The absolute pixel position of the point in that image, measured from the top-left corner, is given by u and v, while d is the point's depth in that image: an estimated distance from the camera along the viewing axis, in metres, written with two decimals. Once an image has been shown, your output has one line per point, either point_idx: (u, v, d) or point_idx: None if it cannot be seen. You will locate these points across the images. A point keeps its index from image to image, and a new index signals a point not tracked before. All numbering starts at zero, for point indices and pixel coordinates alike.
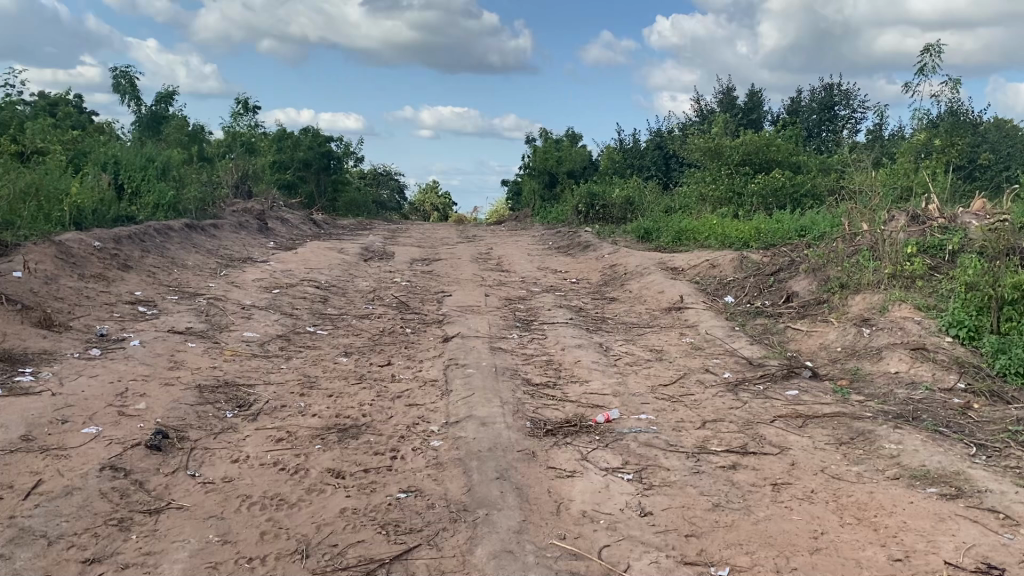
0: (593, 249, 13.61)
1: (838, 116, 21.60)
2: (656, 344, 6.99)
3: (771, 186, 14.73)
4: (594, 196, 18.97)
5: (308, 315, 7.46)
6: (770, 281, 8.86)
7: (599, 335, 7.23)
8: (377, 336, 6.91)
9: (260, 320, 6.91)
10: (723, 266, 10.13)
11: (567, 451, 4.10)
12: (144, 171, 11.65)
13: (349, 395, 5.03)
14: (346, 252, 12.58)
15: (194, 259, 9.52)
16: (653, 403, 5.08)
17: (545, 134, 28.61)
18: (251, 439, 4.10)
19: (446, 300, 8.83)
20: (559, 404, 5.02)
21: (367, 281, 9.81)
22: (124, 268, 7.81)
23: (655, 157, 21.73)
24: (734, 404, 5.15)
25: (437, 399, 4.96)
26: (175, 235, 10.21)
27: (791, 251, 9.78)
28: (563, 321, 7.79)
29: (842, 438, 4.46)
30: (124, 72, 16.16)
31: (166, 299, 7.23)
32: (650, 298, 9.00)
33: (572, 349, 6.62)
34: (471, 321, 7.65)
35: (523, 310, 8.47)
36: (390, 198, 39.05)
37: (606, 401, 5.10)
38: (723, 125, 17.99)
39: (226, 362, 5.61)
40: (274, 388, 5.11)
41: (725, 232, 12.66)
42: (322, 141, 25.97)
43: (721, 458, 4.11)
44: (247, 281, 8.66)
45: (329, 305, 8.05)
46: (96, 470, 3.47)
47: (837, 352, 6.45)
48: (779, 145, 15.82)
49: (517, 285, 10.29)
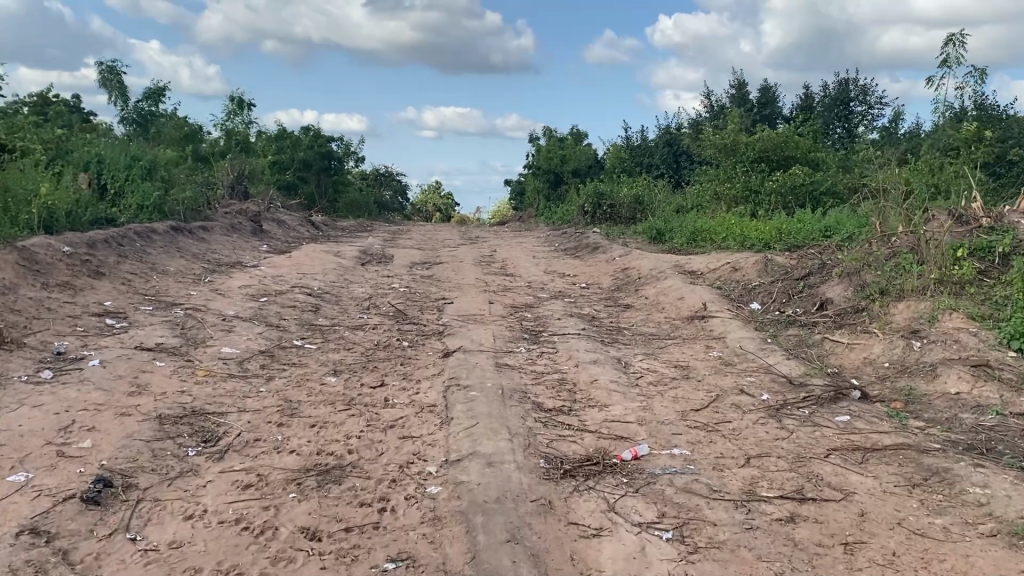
0: (603, 250, 12.93)
1: (854, 112, 20.99)
2: (681, 359, 6.29)
3: (790, 184, 14.08)
4: (601, 195, 18.27)
5: (296, 326, 6.78)
6: (799, 287, 8.19)
7: (616, 349, 6.56)
8: (371, 350, 6.24)
9: (241, 333, 6.22)
10: (746, 270, 9.45)
11: (591, 500, 3.42)
12: (129, 171, 10.98)
13: (336, 424, 4.35)
14: (342, 255, 11.91)
15: (177, 265, 8.85)
16: (686, 434, 4.42)
17: (550, 133, 27.99)
18: (213, 487, 3.43)
19: (447, 307, 8.16)
20: (577, 435, 4.35)
21: (363, 287, 9.14)
22: (97, 276, 7.14)
23: (663, 154, 20.94)
24: (778, 436, 4.46)
25: (438, 429, 4.28)
26: (159, 238, 9.55)
27: (819, 253, 9.10)
28: (576, 332, 7.12)
29: (913, 479, 3.77)
30: (111, 68, 15.45)
31: (139, 310, 6.55)
32: (669, 306, 8.32)
33: (587, 365, 5.94)
34: (475, 332, 6.98)
35: (531, 318, 7.79)
36: (393, 199, 38.37)
37: (631, 432, 4.43)
38: (737, 121, 17.33)
39: (198, 385, 4.94)
40: (249, 417, 4.43)
41: (743, 233, 12.03)
42: (323, 141, 25.30)
43: (776, 509, 3.44)
44: (233, 289, 7.99)
45: (320, 315, 7.37)
46: (11, 537, 2.82)
47: (884, 369, 5.76)
48: (797, 142, 15.14)
49: (523, 290, 9.62)
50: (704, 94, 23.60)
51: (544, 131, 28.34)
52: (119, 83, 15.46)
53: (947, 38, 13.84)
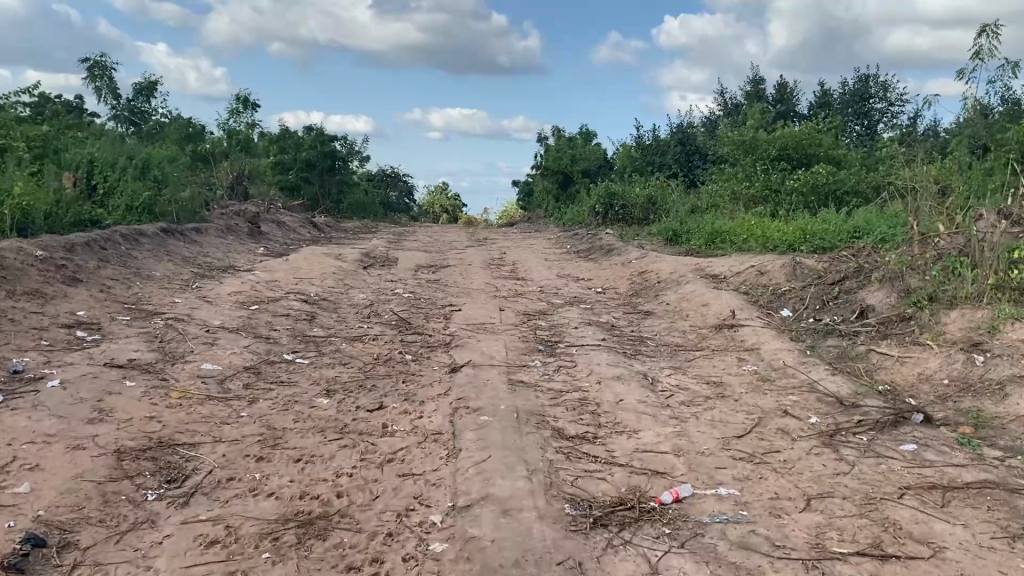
0: (617, 252, 12.31)
1: (874, 109, 20.41)
2: (714, 376, 5.66)
3: (814, 182, 13.42)
4: (613, 195, 17.69)
5: (287, 338, 6.17)
6: (834, 293, 7.57)
7: (640, 362, 5.95)
8: (370, 365, 5.63)
9: (226, 347, 5.61)
10: (773, 275, 8.82)
11: (629, 561, 2.82)
12: (120, 170, 10.37)
13: (327, 459, 3.74)
14: (343, 258, 11.30)
15: (165, 270, 8.25)
16: (732, 470, 3.81)
17: (560, 131, 27.41)
18: (169, 544, 2.84)
19: (454, 315, 7.55)
20: (606, 470, 3.73)
21: (364, 293, 8.54)
22: (72, 282, 6.54)
23: (676, 153, 20.29)
24: (838, 470, 3.83)
25: (444, 464, 3.67)
26: (147, 241, 8.96)
27: (853, 256, 8.47)
28: (595, 343, 6.50)
29: (1011, 529, 3.16)
30: (100, 63, 14.81)
31: (115, 321, 5.94)
32: (693, 313, 7.68)
33: (611, 382, 5.32)
34: (484, 344, 6.36)
35: (546, 327, 7.17)
36: (399, 201, 37.80)
37: (668, 467, 3.82)
38: (755, 118, 16.72)
39: (170, 409, 4.32)
40: (224, 449, 3.82)
41: (766, 233, 11.43)
42: (327, 140, 24.74)
43: (855, 571, 2.83)
44: (222, 296, 7.39)
45: (316, 324, 6.76)
46: None
47: (944, 388, 5.13)
48: (820, 139, 14.47)
49: (536, 295, 9.02)
50: (718, 92, 22.98)
51: (552, 131, 27.71)
52: (108, 80, 14.87)
53: (980, 29, 13.24)
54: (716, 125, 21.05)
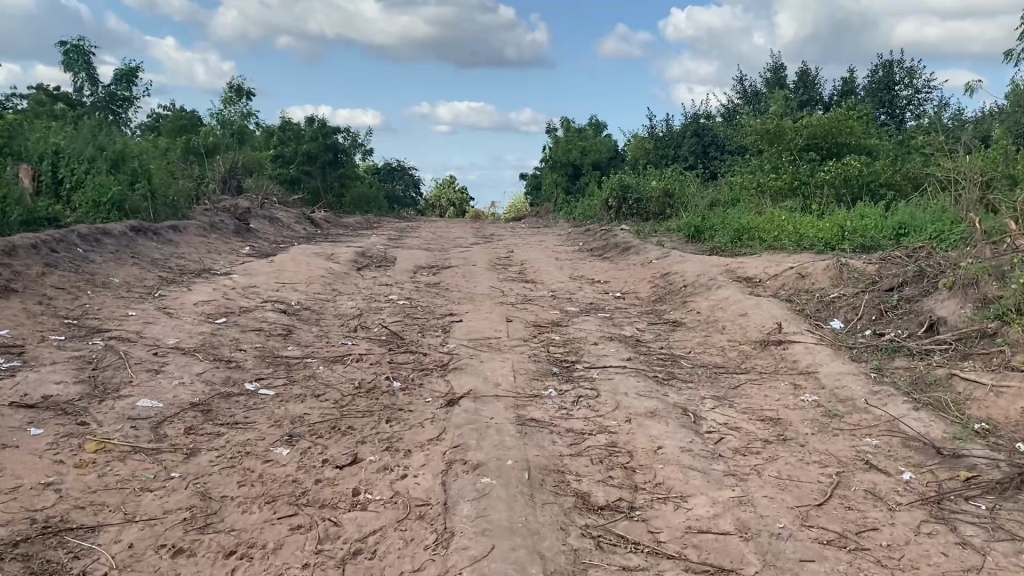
0: (635, 250, 11.32)
1: (899, 96, 19.36)
2: (767, 412, 4.64)
3: (845, 175, 12.37)
4: (626, 188, 16.77)
5: (253, 361, 5.16)
6: (893, 301, 6.55)
7: (676, 391, 4.93)
8: (348, 396, 4.62)
9: (173, 376, 4.60)
10: (816, 278, 7.79)
11: None
12: (89, 161, 9.29)
13: (270, 553, 2.75)
14: (336, 258, 10.29)
15: (127, 275, 7.23)
16: (823, 566, 2.80)
17: (569, 122, 26.38)
18: None
19: (454, 327, 6.54)
20: (652, 568, 2.73)
21: (353, 301, 7.53)
22: (3, 291, 5.51)
23: (692, 145, 19.16)
24: (968, 564, 2.83)
25: (429, 562, 2.69)
26: (110, 242, 7.95)
27: (908, 257, 7.43)
28: (621, 364, 5.48)
29: None
30: (77, 47, 13.80)
31: (45, 342, 4.92)
32: (730, 325, 6.65)
33: (644, 421, 4.30)
34: (489, 366, 5.35)
35: (560, 343, 6.15)
36: (404, 195, 36.81)
37: (738, 561, 2.82)
38: (779, 105, 15.66)
39: (78, 469, 3.31)
40: (133, 534, 2.84)
41: (800, 231, 10.40)
42: (327, 132, 23.76)
43: None
44: (186, 308, 6.38)
45: (291, 342, 5.77)
46: None
47: None
48: (852, 126, 13.38)
49: (547, 302, 8.01)
50: (736, 81, 21.92)
51: (562, 122, 26.67)
52: (85, 65, 13.85)
53: None
54: (735, 115, 19.99)
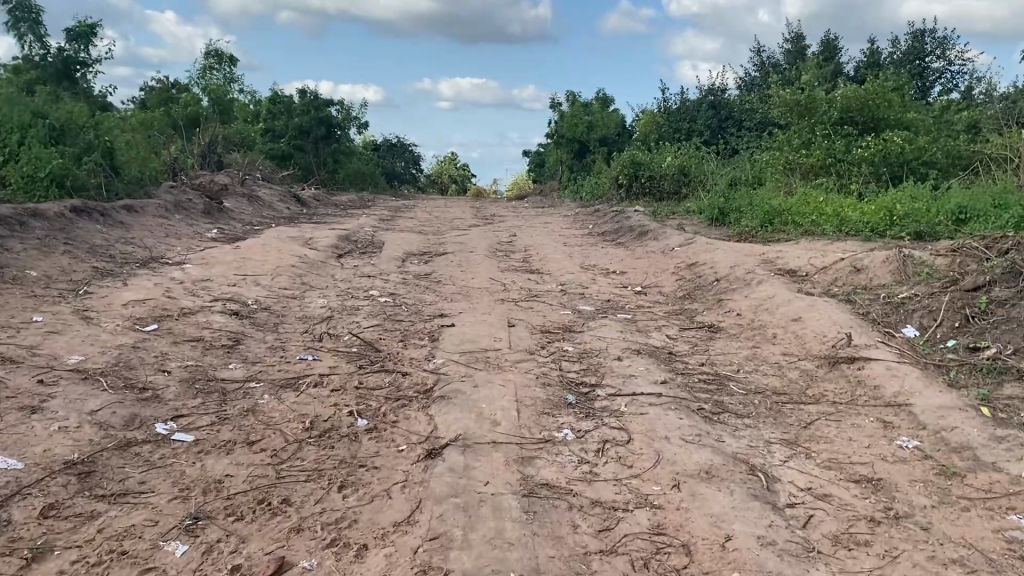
0: (653, 235, 10.07)
1: (929, 68, 18.09)
2: (860, 468, 3.43)
3: (885, 152, 11.05)
4: (639, 165, 15.51)
5: (177, 389, 3.94)
6: (982, 305, 5.29)
7: (731, 435, 3.70)
8: (291, 445, 3.40)
9: (52, 417, 3.37)
10: (874, 273, 6.56)
11: None
12: (21, 129, 8.04)
13: None
14: (314, 243, 9.07)
15: (51, 267, 5.99)
16: None
17: (575, 96, 25.05)
18: None
19: (443, 335, 5.32)
20: None
21: (325, 298, 6.31)
22: None
23: (707, 118, 17.79)
24: None
25: None
26: (39, 225, 6.71)
27: (988, 247, 6.15)
28: (654, 391, 4.25)
29: None
30: (24, 6, 12.48)
31: None
32: (783, 334, 5.43)
33: (699, 489, 3.09)
34: (485, 391, 4.14)
35: (574, 357, 4.92)
36: (404, 172, 35.57)
37: None
38: (807, 75, 14.33)
39: None
40: None
41: (843, 215, 9.13)
42: (321, 104, 22.39)
43: None
44: (114, 310, 5.15)
45: (236, 358, 4.55)
46: None
47: None
48: (891, 98, 12.05)
49: (556, 298, 6.79)
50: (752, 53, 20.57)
51: (567, 95, 25.34)
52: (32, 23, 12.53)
53: None
54: (753, 88, 18.63)
